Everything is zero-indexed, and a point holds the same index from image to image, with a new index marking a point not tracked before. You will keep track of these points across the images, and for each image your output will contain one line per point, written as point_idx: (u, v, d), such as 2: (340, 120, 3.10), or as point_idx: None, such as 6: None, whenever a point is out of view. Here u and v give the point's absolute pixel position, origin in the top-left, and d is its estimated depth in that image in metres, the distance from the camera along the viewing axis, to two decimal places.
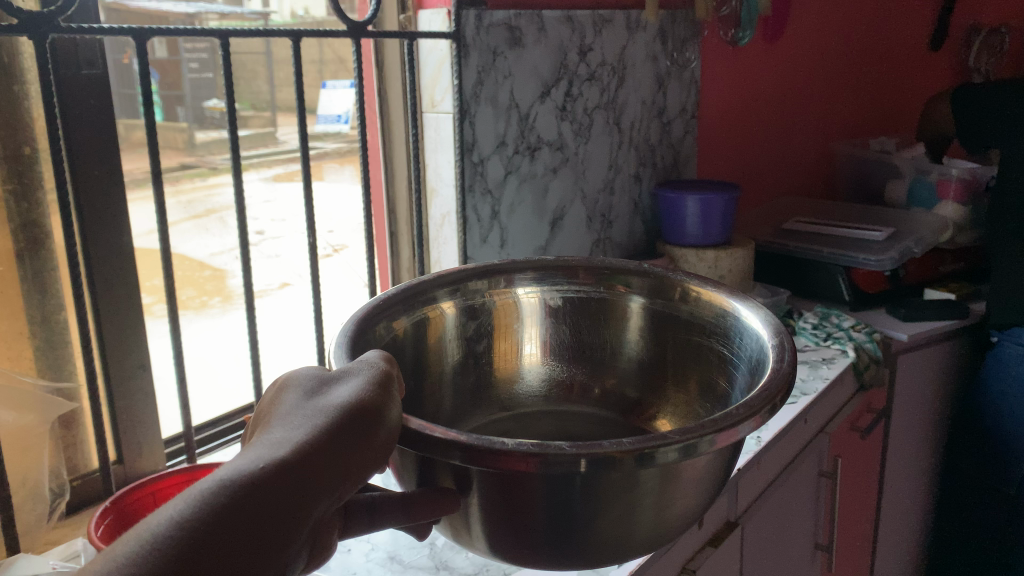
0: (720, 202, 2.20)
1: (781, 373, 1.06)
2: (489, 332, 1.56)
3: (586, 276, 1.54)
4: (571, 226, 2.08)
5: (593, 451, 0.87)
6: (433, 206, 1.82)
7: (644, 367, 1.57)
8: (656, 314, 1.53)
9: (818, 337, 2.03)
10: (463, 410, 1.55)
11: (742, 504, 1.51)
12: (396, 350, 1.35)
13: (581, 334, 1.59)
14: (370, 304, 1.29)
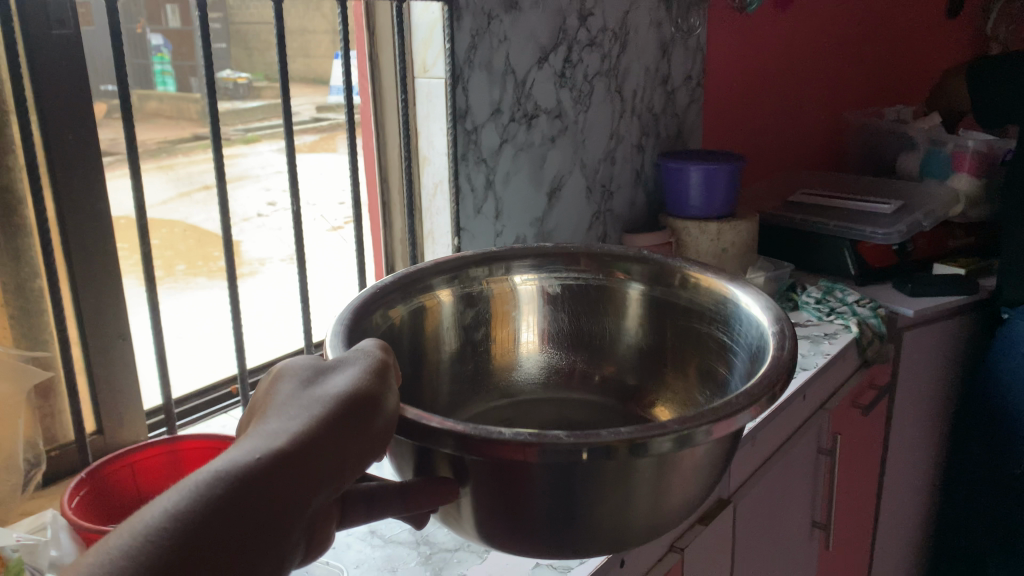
0: (723, 173, 2.15)
1: (783, 360, 1.04)
2: (488, 320, 1.54)
3: (586, 264, 1.52)
4: (569, 197, 2.03)
5: (592, 441, 0.86)
6: (425, 174, 1.76)
7: (643, 355, 1.56)
8: (655, 301, 1.51)
9: (821, 312, 1.99)
10: (461, 397, 1.53)
11: (734, 482, 1.48)
12: (392, 338, 1.34)
13: (580, 323, 1.57)
14: (368, 293, 1.28)
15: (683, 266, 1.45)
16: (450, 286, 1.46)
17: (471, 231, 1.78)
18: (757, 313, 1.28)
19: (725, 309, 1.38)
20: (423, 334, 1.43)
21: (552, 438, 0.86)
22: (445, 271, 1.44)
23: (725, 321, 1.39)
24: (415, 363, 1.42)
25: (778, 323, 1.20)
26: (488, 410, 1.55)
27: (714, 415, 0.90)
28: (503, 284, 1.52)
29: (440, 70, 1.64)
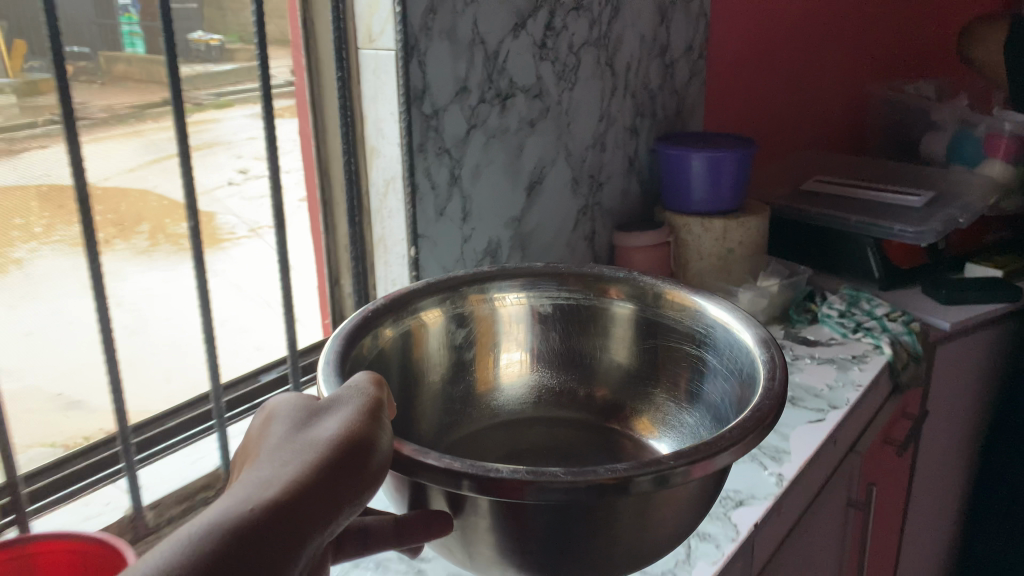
0: (731, 161, 1.82)
1: (778, 390, 0.96)
2: (479, 343, 1.39)
3: (575, 283, 1.37)
4: (551, 192, 1.71)
5: (587, 478, 0.78)
6: (374, 169, 1.42)
7: (637, 384, 1.41)
8: (648, 321, 1.37)
9: (845, 327, 1.71)
10: (447, 427, 1.36)
11: (757, 566, 1.19)
12: (381, 366, 1.20)
13: (567, 347, 1.43)
14: (348, 333, 1.09)
15: (669, 285, 1.32)
16: (440, 308, 1.29)
17: (433, 238, 1.45)
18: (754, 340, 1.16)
19: (716, 335, 1.26)
20: (416, 359, 1.29)
21: (541, 478, 0.78)
22: (433, 287, 1.28)
23: (720, 347, 1.26)
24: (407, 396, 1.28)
25: (768, 345, 1.11)
26: (478, 447, 1.36)
27: (707, 450, 0.82)
28: (495, 301, 1.37)
29: (389, 40, 1.30)
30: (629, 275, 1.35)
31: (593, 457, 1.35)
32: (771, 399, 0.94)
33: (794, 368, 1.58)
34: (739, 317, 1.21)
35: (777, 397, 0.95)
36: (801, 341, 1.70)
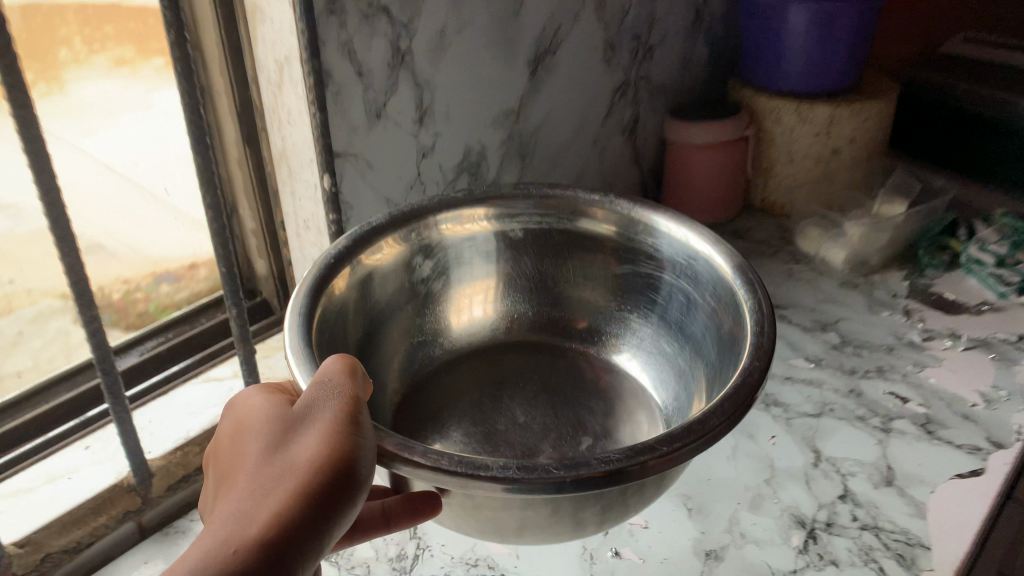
0: (852, 17, 1.18)
1: (766, 349, 0.69)
2: (443, 284, 0.93)
3: (554, 200, 0.90)
4: (570, 65, 1.11)
5: (578, 473, 0.59)
6: (260, 40, 0.84)
7: (617, 314, 0.96)
8: (632, 249, 0.90)
9: (1000, 285, 1.14)
10: (409, 426, 0.86)
11: None
12: (337, 334, 0.77)
13: (533, 281, 0.97)
14: (302, 333, 0.69)
15: (647, 209, 0.88)
16: (390, 242, 0.83)
17: (367, 155, 0.90)
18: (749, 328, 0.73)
19: (718, 291, 0.82)
20: (370, 324, 0.84)
21: (525, 476, 0.60)
22: (380, 225, 0.82)
23: (710, 285, 0.83)
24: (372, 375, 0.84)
25: (751, 275, 0.77)
26: (442, 402, 0.89)
27: (702, 431, 0.62)
28: (461, 228, 0.90)
29: None
30: (608, 199, 0.89)
31: (595, 410, 0.88)
32: (759, 361, 0.68)
33: (924, 359, 1.03)
34: (750, 291, 0.76)
35: (771, 356, 0.69)
36: (934, 305, 1.13)
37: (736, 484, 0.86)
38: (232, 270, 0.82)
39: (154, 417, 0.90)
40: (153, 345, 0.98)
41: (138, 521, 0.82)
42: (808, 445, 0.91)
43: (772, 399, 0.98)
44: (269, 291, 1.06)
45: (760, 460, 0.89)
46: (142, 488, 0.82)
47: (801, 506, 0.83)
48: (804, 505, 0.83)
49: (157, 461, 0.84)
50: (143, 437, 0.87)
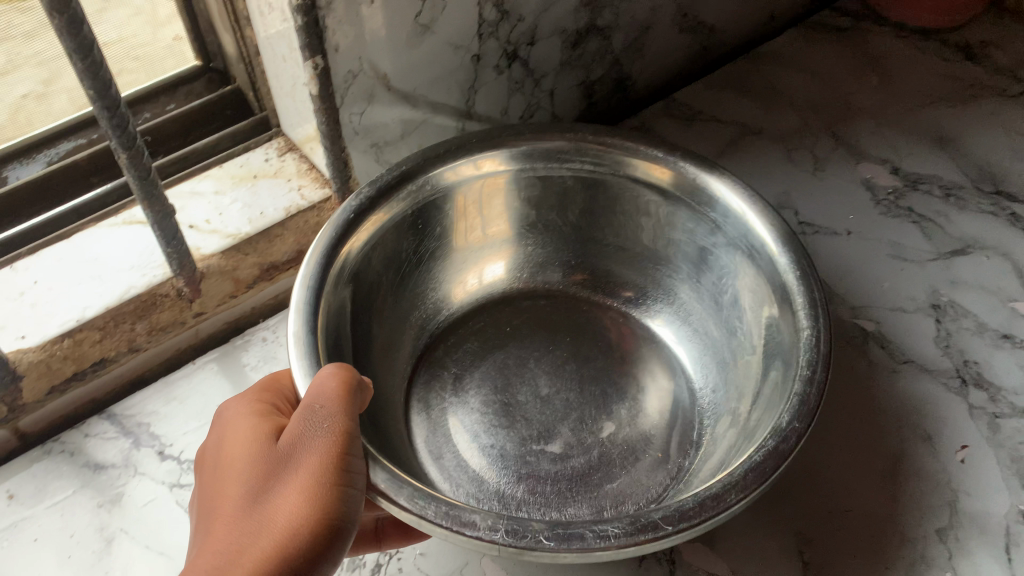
0: None
1: (806, 419, 0.45)
2: (454, 249, 0.65)
3: (604, 146, 0.60)
4: None
5: (580, 542, 0.41)
6: None
7: (660, 283, 0.66)
8: (700, 228, 0.60)
9: None
10: (391, 389, 0.59)
11: None
12: (340, 316, 0.53)
13: (561, 233, 0.68)
14: (309, 351, 0.48)
15: (716, 176, 0.58)
16: (381, 216, 0.56)
17: None
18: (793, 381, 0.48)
19: (769, 321, 0.54)
20: (377, 328, 0.59)
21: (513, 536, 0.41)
22: (370, 202, 0.55)
23: (770, 296, 0.54)
24: (388, 381, 0.59)
25: (819, 316, 0.50)
26: (425, 367, 0.63)
27: (702, 517, 0.42)
28: (480, 174, 0.61)
29: None
30: (664, 154, 0.59)
31: (610, 395, 0.62)
32: (800, 420, 0.45)
33: None
34: (812, 321, 0.50)
35: (813, 416, 0.45)
36: None
37: (886, 528, 0.55)
38: (113, 108, 0.48)
39: (44, 277, 0.61)
40: (70, 150, 0.68)
41: (13, 428, 0.59)
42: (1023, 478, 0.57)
43: (974, 373, 0.62)
44: (241, 79, 0.72)
45: (937, 488, 0.56)
46: (8, 395, 0.56)
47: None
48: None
49: (32, 355, 0.57)
50: (20, 311, 0.59)
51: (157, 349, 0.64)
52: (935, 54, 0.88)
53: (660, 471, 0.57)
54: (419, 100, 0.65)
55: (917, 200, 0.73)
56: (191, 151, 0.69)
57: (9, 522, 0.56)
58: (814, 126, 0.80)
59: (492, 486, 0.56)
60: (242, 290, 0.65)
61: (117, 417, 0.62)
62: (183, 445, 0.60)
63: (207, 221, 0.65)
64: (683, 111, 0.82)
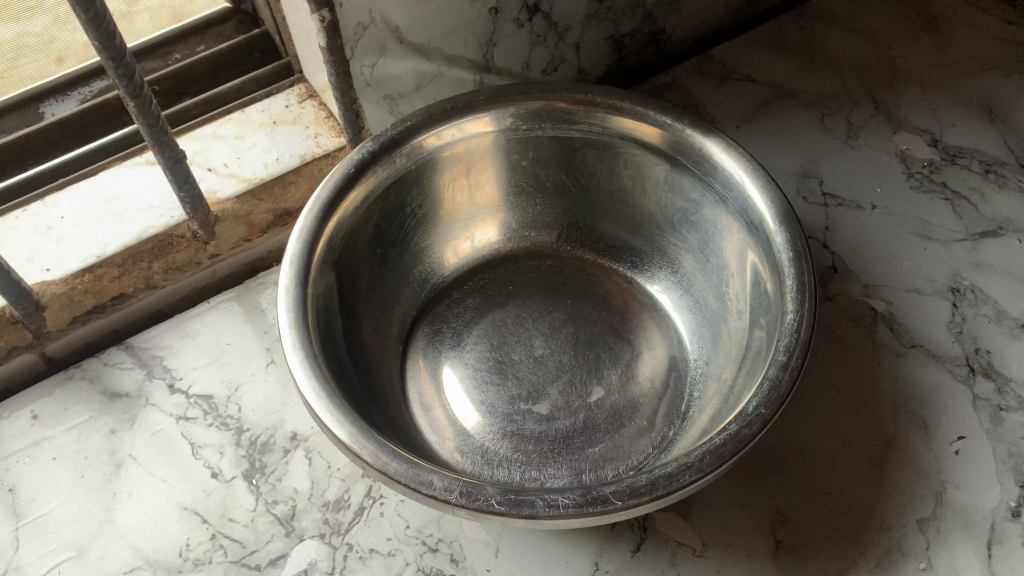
0: None
1: (773, 407, 0.45)
2: (459, 203, 0.67)
3: (611, 109, 0.60)
4: None
5: (525, 508, 0.42)
6: None
7: (665, 250, 0.67)
8: (702, 195, 0.60)
9: None
10: (390, 337, 0.62)
11: None
12: (338, 267, 0.55)
13: (571, 194, 0.69)
14: (297, 307, 0.49)
15: (721, 144, 0.57)
16: (383, 169, 0.58)
17: None
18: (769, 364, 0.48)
19: (763, 296, 0.54)
20: (376, 279, 0.61)
21: (468, 500, 0.43)
22: (371, 155, 0.57)
23: (762, 271, 0.54)
24: (380, 335, 0.61)
25: (805, 297, 0.49)
26: (427, 314, 0.66)
27: (654, 495, 0.43)
28: (485, 132, 0.62)
29: None
30: (671, 120, 0.59)
31: (602, 357, 0.63)
32: (768, 406, 0.45)
33: None
34: (797, 304, 0.49)
35: (782, 403, 0.45)
36: None
37: (867, 515, 0.57)
38: (119, 58, 0.49)
39: (70, 214, 0.68)
40: (103, 87, 0.72)
41: (39, 351, 0.67)
42: (1017, 474, 0.59)
43: (984, 362, 0.64)
44: (269, 23, 0.74)
45: (926, 478, 0.59)
46: (32, 323, 0.64)
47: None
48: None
49: (54, 287, 0.64)
50: (46, 246, 0.66)
51: (174, 286, 0.71)
52: (994, 32, 0.87)
53: (643, 439, 0.58)
54: (433, 53, 0.66)
55: (952, 174, 0.76)
56: (216, 94, 0.73)
57: (31, 440, 0.63)
58: (855, 91, 0.82)
59: (478, 442, 0.59)
60: (256, 234, 0.71)
61: (133, 348, 0.68)
62: (192, 379, 0.66)
63: (226, 165, 0.70)
64: (717, 68, 0.84)
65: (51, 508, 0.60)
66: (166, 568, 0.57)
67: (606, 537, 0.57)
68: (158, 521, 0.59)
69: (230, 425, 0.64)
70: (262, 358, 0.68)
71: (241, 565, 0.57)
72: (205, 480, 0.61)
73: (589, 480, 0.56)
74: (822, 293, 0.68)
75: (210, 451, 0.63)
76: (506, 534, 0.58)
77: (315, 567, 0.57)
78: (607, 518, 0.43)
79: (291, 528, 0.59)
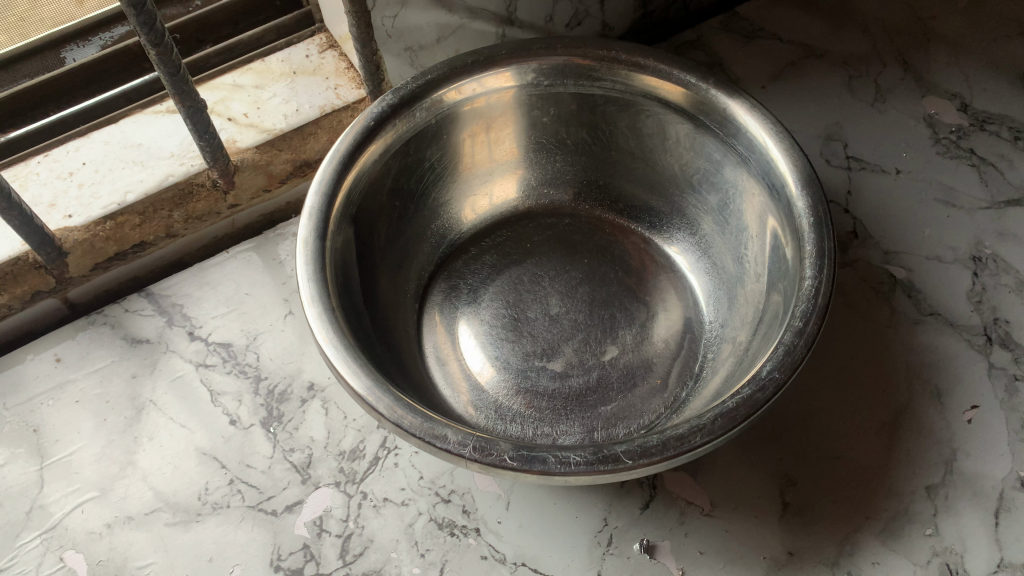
0: None
1: (786, 373, 0.45)
2: (478, 159, 0.67)
3: (634, 67, 0.59)
4: None
5: (538, 464, 0.43)
6: None
7: (684, 212, 0.66)
8: (725, 155, 0.59)
9: None
10: (407, 291, 0.63)
11: None
12: (357, 220, 0.56)
13: (591, 152, 0.68)
14: (315, 260, 0.50)
15: (746, 106, 0.56)
16: (402, 123, 0.58)
17: None
18: (784, 329, 0.48)
19: (782, 261, 0.54)
20: (394, 233, 0.62)
21: (482, 455, 0.44)
22: (391, 108, 0.57)
23: (782, 235, 0.54)
24: (397, 289, 0.62)
25: (825, 264, 0.49)
26: (446, 268, 0.67)
27: (663, 456, 0.43)
28: (506, 87, 0.61)
29: None
30: (695, 79, 0.58)
31: (617, 313, 0.63)
32: (782, 370, 0.45)
33: None
34: (816, 270, 0.49)
35: (796, 368, 0.45)
36: None
37: (877, 479, 0.57)
38: (139, 6, 0.49)
39: (92, 159, 0.69)
40: (124, 34, 0.71)
41: (62, 297, 0.68)
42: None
43: (1001, 332, 0.64)
44: None
45: (938, 445, 0.59)
46: (55, 268, 0.65)
47: (966, 556, 0.55)
48: (972, 554, 0.55)
49: (76, 234, 0.65)
50: (68, 191, 0.67)
51: (195, 235, 0.71)
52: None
53: (655, 399, 0.59)
54: (455, 5, 0.65)
55: (980, 141, 0.74)
56: (237, 42, 0.73)
57: (55, 383, 0.65)
58: (884, 52, 0.81)
59: (492, 397, 0.59)
60: (275, 184, 0.71)
61: (153, 295, 0.69)
62: (211, 327, 0.67)
63: (245, 115, 0.70)
64: (744, 26, 0.83)
65: (75, 449, 0.62)
66: (185, 510, 0.59)
67: (616, 494, 0.58)
68: (178, 465, 0.61)
69: (249, 373, 0.65)
70: (281, 309, 0.68)
71: (258, 510, 0.59)
72: (223, 426, 0.63)
73: (601, 438, 0.57)
74: (842, 258, 0.68)
75: (228, 398, 0.64)
76: (517, 488, 0.59)
77: (329, 514, 0.58)
78: (618, 477, 0.44)
79: (307, 476, 0.60)
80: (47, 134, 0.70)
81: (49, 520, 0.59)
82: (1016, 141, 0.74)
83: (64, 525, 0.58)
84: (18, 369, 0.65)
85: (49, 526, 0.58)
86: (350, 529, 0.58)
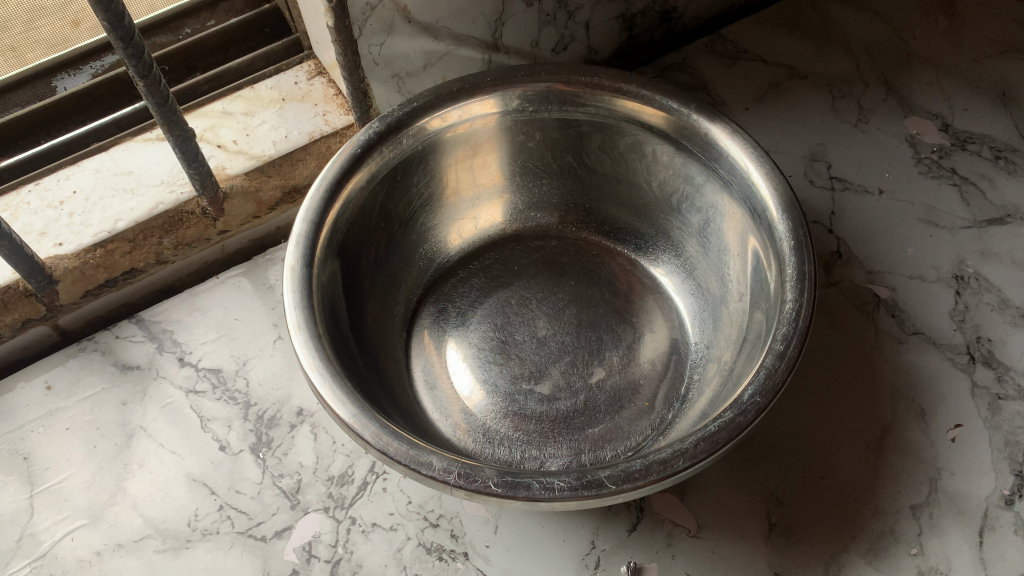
0: None
1: (767, 397, 0.46)
2: (464, 185, 0.68)
3: (617, 93, 0.60)
4: None
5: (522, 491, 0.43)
6: None
7: (669, 234, 0.67)
8: (707, 179, 0.60)
9: None
10: (394, 315, 0.64)
11: None
12: (343, 246, 0.56)
13: (578, 176, 0.69)
14: (302, 288, 0.50)
15: (728, 131, 0.57)
16: (389, 150, 0.58)
17: None
18: (767, 352, 0.48)
19: (763, 283, 0.54)
20: (382, 258, 0.62)
21: (467, 482, 0.44)
22: (378, 137, 0.57)
23: (764, 257, 0.55)
24: (385, 314, 0.62)
25: (805, 288, 0.50)
26: (433, 292, 0.67)
27: (647, 480, 0.44)
28: (490, 114, 0.62)
29: None
30: (677, 104, 0.59)
31: (603, 334, 0.64)
32: (764, 394, 0.46)
33: None
34: (797, 294, 0.49)
35: (777, 392, 0.46)
36: None
37: (862, 499, 0.58)
38: (128, 39, 0.49)
39: (82, 187, 0.69)
40: (114, 62, 0.73)
41: (53, 323, 0.69)
42: (1012, 463, 0.60)
43: (985, 350, 0.65)
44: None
45: (921, 464, 0.59)
46: (46, 296, 0.65)
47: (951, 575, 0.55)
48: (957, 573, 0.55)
49: (66, 262, 0.65)
50: (59, 220, 0.67)
51: (185, 260, 0.72)
52: (1010, 15, 0.86)
53: (642, 420, 0.59)
54: (442, 33, 0.66)
55: (961, 160, 0.75)
56: (226, 70, 0.74)
57: (46, 411, 0.65)
58: (866, 73, 0.82)
59: (480, 420, 0.60)
60: (264, 211, 0.72)
61: (144, 322, 0.70)
62: (201, 353, 0.68)
63: (235, 142, 0.71)
64: (728, 48, 0.84)
65: (65, 477, 0.62)
66: (175, 537, 0.59)
67: (603, 517, 0.59)
68: (168, 491, 0.61)
69: (238, 399, 0.65)
70: (270, 333, 0.69)
71: (248, 535, 0.59)
72: (213, 453, 0.63)
73: (588, 460, 0.57)
74: (827, 277, 0.69)
75: (219, 424, 0.64)
76: (506, 512, 0.59)
77: (318, 539, 0.58)
78: (603, 501, 0.44)
79: (296, 501, 0.60)
80: (40, 163, 0.70)
81: (40, 548, 0.59)
82: (997, 161, 0.75)
83: (55, 553, 0.59)
84: (10, 396, 0.66)
85: (39, 554, 0.59)
86: (339, 554, 0.58)
